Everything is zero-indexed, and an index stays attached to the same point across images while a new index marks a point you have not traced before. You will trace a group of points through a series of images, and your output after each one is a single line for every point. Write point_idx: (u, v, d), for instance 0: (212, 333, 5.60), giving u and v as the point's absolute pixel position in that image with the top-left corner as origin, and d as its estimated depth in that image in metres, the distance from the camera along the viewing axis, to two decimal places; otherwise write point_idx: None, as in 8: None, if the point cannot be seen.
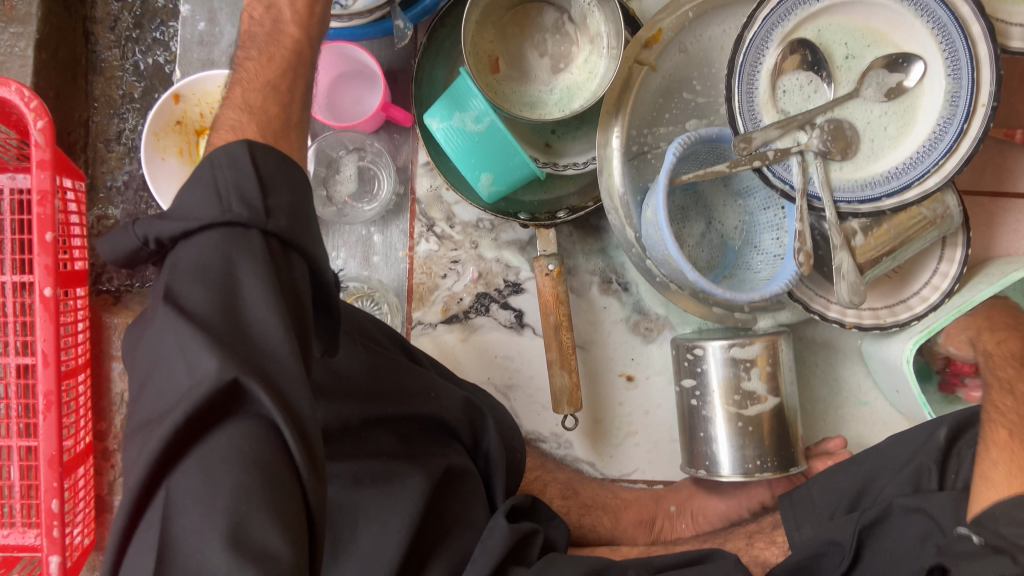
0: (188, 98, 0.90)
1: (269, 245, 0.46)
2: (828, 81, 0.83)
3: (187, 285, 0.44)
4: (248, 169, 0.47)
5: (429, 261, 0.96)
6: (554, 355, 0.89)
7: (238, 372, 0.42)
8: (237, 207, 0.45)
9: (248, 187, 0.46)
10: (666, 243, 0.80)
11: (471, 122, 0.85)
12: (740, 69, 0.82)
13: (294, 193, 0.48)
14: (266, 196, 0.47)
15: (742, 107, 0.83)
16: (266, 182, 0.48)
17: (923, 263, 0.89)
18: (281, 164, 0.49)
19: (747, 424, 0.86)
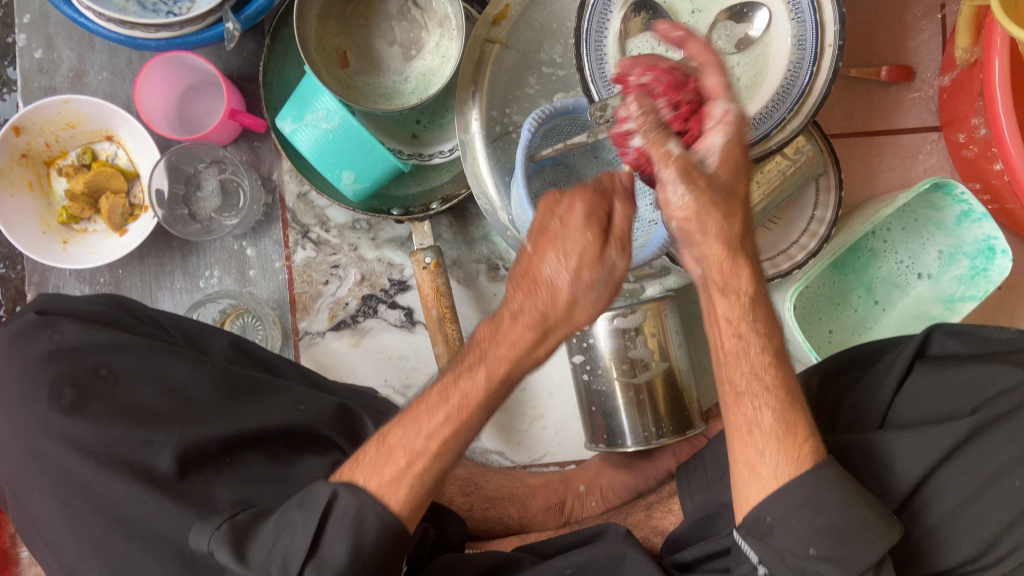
0: (29, 130, 0.86)
1: None
2: (676, 37, 0.81)
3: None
4: (315, 521, 0.54)
5: (309, 269, 0.94)
6: (442, 349, 0.87)
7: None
8: (275, 568, 0.54)
9: (297, 553, 0.54)
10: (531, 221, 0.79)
11: (323, 121, 0.82)
12: (586, 37, 0.81)
13: (352, 553, 0.54)
14: (315, 564, 0.54)
15: (594, 75, 0.81)
16: (327, 533, 0.54)
17: (799, 213, 0.90)
18: (357, 519, 0.54)
19: (640, 392, 0.85)
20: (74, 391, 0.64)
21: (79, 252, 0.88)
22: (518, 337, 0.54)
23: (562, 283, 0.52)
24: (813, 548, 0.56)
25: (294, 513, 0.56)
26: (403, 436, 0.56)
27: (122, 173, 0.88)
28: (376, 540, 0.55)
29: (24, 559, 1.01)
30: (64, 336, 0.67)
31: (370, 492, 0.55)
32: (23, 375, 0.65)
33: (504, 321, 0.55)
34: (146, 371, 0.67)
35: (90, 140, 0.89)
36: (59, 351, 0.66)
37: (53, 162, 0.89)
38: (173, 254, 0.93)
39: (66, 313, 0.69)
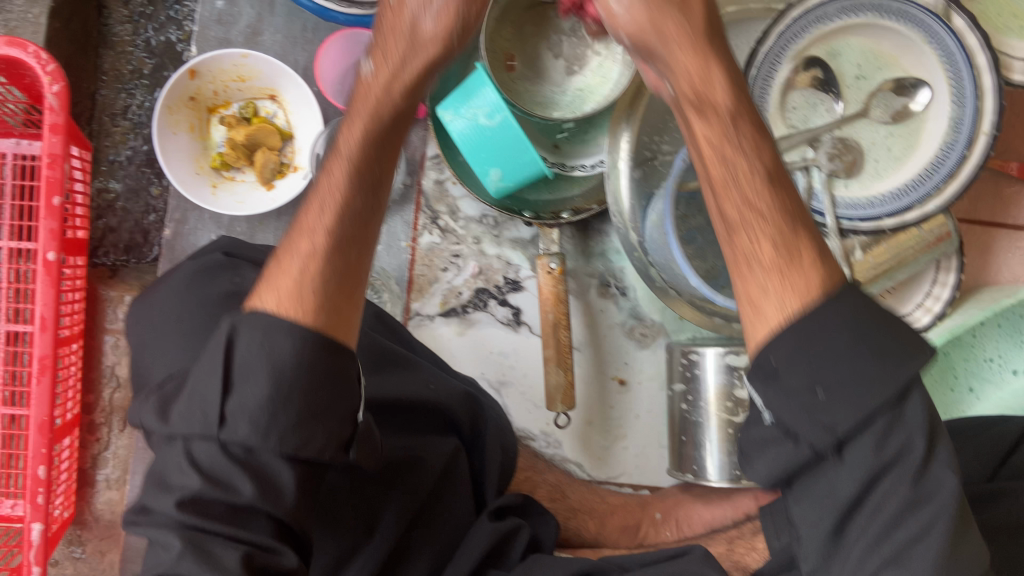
0: (203, 75, 0.89)
1: (218, 456, 0.51)
2: (837, 99, 0.84)
3: (196, 438, 0.52)
4: (219, 364, 0.53)
5: (431, 254, 0.97)
6: (551, 353, 0.90)
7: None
8: (197, 419, 0.52)
9: (212, 400, 0.52)
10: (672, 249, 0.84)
11: (484, 117, 0.86)
12: (753, 82, 0.83)
13: (271, 388, 0.52)
14: (232, 405, 0.52)
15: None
16: (237, 377, 0.52)
17: (914, 287, 0.91)
18: (268, 344, 0.53)
19: (738, 432, 0.87)
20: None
21: (226, 199, 0.91)
22: (371, 67, 0.65)
23: (426, 28, 0.65)
24: (821, 389, 0.50)
25: (202, 360, 0.54)
26: (310, 238, 0.58)
27: (279, 132, 0.92)
28: (296, 369, 0.52)
29: (101, 481, 1.04)
30: (243, 281, 0.71)
31: (258, 326, 0.53)
32: (198, 309, 0.68)
33: (323, 182, 0.61)
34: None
35: (255, 96, 0.93)
36: (237, 293, 0.69)
37: (216, 110, 0.92)
38: None
39: (245, 259, 0.75)
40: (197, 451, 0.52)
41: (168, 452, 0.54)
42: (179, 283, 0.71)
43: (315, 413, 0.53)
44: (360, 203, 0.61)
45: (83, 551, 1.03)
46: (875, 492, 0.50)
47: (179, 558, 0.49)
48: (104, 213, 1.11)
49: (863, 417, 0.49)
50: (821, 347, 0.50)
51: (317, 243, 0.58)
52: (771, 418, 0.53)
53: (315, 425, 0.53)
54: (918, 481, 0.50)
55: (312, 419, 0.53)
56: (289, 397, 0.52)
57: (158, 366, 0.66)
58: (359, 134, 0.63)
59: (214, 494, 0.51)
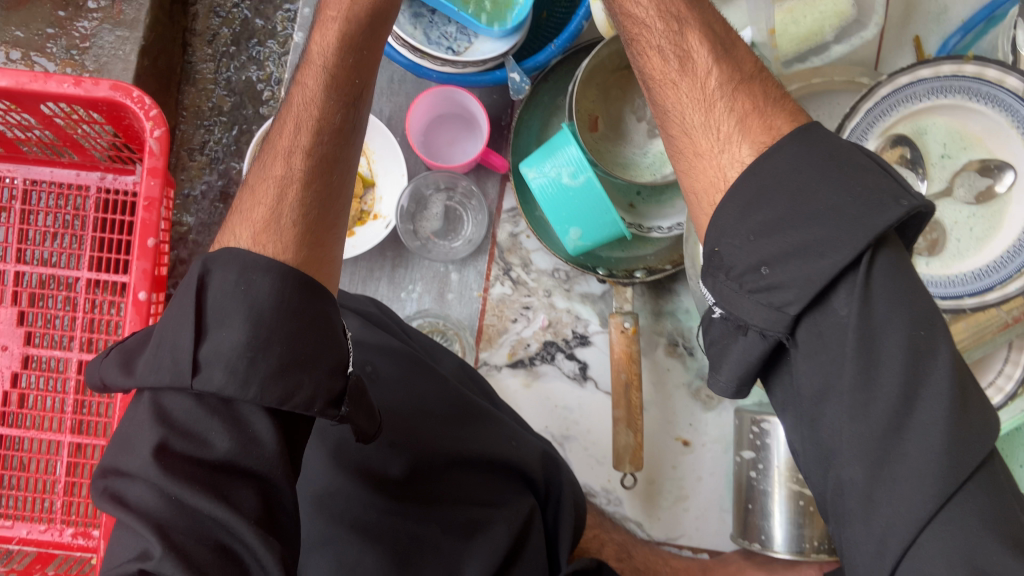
0: None
1: (195, 408, 0.51)
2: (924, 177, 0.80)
3: (178, 394, 0.52)
4: (193, 305, 0.53)
5: (502, 304, 0.98)
6: (621, 413, 0.90)
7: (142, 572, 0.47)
8: (169, 368, 0.51)
9: (184, 345, 0.51)
10: None
11: (567, 176, 0.87)
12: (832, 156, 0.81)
13: (249, 332, 0.51)
14: (208, 354, 0.51)
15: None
16: (212, 322, 0.52)
17: (989, 365, 0.90)
18: (244, 285, 0.53)
19: (809, 504, 0.86)
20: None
21: None
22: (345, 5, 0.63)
23: None
24: (765, 268, 0.51)
25: (175, 304, 0.54)
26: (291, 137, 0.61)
27: (362, 180, 0.93)
28: (275, 310, 0.53)
29: None
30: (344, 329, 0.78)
31: (231, 267, 0.53)
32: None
33: (299, 100, 0.63)
34: (403, 381, 0.76)
35: None
36: None
37: None
38: (384, 263, 0.97)
39: (347, 308, 0.81)
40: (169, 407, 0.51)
41: (135, 411, 0.53)
42: None
43: (300, 361, 0.52)
44: (334, 121, 0.62)
45: None
46: (831, 398, 0.49)
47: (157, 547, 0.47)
48: (177, 245, 1.13)
49: (824, 285, 0.48)
50: (771, 218, 0.51)
51: (292, 168, 0.60)
52: (720, 311, 0.54)
53: (288, 366, 0.52)
54: (868, 338, 0.47)
55: (281, 369, 0.51)
56: (265, 346, 0.51)
57: None
58: (331, 39, 0.63)
59: (186, 449, 0.50)
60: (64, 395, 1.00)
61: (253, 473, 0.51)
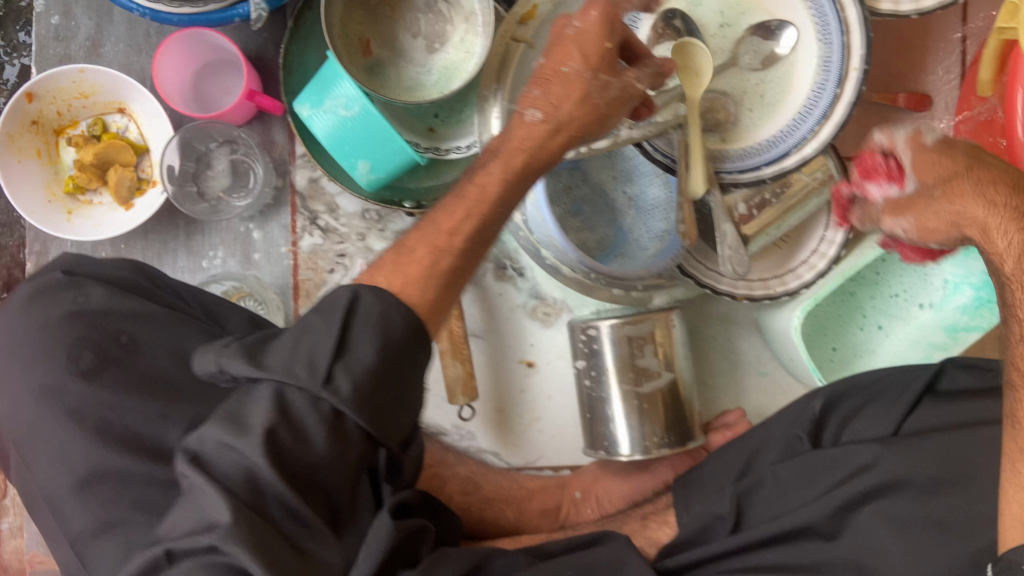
0: (42, 96, 0.84)
1: (314, 417, 0.50)
2: None
3: (296, 391, 0.50)
4: (335, 330, 0.52)
5: (314, 256, 0.93)
6: (445, 346, 0.86)
7: (231, 539, 0.45)
8: (299, 371, 0.50)
9: (321, 355, 0.51)
10: (549, 225, 0.82)
11: (342, 108, 0.82)
12: None
13: (378, 356, 0.52)
14: (343, 365, 0.51)
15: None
16: (346, 340, 0.51)
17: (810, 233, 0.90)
18: (380, 326, 0.53)
19: (644, 402, 0.85)
20: (93, 356, 0.64)
21: (84, 225, 0.86)
22: (534, 123, 0.64)
23: (576, 75, 0.63)
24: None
25: (313, 319, 0.53)
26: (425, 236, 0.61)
27: (132, 147, 0.87)
28: (376, 373, 0.52)
29: (4, 531, 0.99)
30: (87, 298, 0.67)
31: (379, 302, 0.54)
32: (44, 334, 0.65)
33: (427, 231, 0.62)
34: (164, 340, 0.67)
35: (101, 112, 0.88)
36: (80, 315, 0.66)
37: (63, 131, 0.87)
38: (178, 232, 0.91)
39: (91, 275, 0.69)
40: (292, 398, 0.50)
41: (252, 398, 0.50)
42: (14, 308, 0.68)
43: (386, 403, 0.52)
44: (483, 230, 0.64)
45: None
46: None
47: (231, 525, 0.46)
48: None
49: None
50: None
51: (439, 249, 0.60)
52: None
53: (389, 404, 0.52)
54: None
55: (377, 410, 0.51)
56: (379, 374, 0.52)
57: (6, 400, 0.65)
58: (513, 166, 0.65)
59: (290, 448, 0.48)
60: None
61: (322, 487, 0.50)
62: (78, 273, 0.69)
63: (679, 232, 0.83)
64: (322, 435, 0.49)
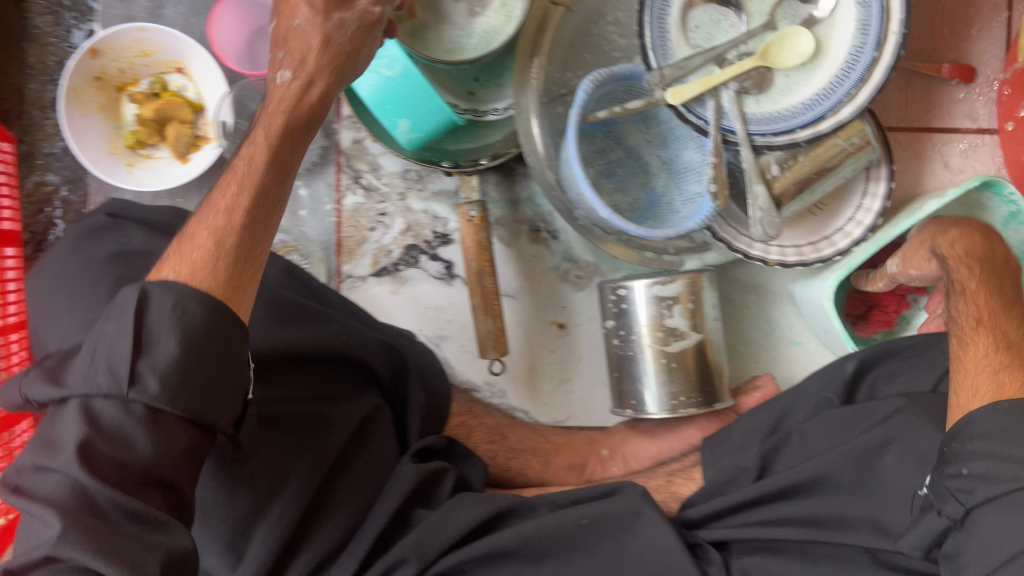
0: (105, 53, 0.89)
1: (123, 415, 0.51)
2: (739, 14, 0.84)
3: (103, 399, 0.51)
4: (131, 324, 0.52)
5: (357, 213, 0.97)
6: (478, 302, 0.89)
7: (66, 543, 0.47)
8: (101, 379, 0.52)
9: (121, 358, 0.52)
10: (580, 182, 0.81)
11: (385, 68, 0.86)
12: (650, 5, 0.83)
13: (182, 348, 0.52)
14: (146, 362, 0.52)
15: (653, 43, 0.83)
16: (144, 340, 0.52)
17: (843, 204, 0.90)
18: (178, 313, 0.53)
19: (672, 361, 0.86)
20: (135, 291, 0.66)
21: (142, 175, 0.92)
22: (286, 84, 0.62)
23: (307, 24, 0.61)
24: (966, 469, 0.60)
25: (107, 325, 0.53)
26: (214, 218, 0.57)
27: (189, 105, 0.92)
28: (199, 344, 0.53)
29: None
30: (129, 241, 0.71)
31: (171, 292, 0.53)
32: (88, 271, 0.68)
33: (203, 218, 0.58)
34: None
35: (161, 70, 0.93)
36: (124, 254, 0.69)
37: (124, 89, 0.92)
38: None
39: (134, 220, 0.74)
40: (103, 409, 0.51)
41: (63, 416, 0.53)
42: (66, 247, 0.72)
43: (215, 381, 0.54)
44: (252, 219, 0.58)
45: None
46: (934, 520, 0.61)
47: (64, 533, 0.47)
48: (45, 206, 1.11)
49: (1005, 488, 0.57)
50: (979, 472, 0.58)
51: (219, 231, 0.57)
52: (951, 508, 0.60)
53: (209, 383, 0.53)
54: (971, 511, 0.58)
55: (195, 392, 0.53)
56: (194, 362, 0.53)
57: (55, 332, 0.67)
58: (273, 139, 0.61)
59: (109, 452, 0.50)
60: None
61: (161, 481, 0.52)
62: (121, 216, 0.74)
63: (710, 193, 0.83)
64: (144, 436, 0.51)
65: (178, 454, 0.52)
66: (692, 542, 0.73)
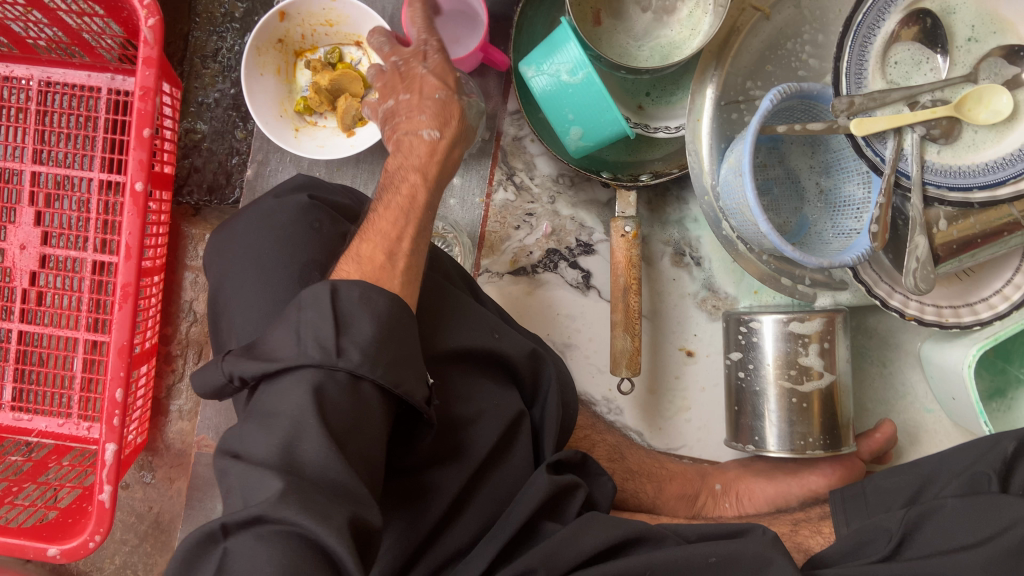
0: (292, 18, 0.90)
1: (334, 385, 0.51)
2: (944, 56, 0.81)
3: (310, 370, 0.52)
4: (330, 308, 0.53)
5: (505, 211, 0.97)
6: (620, 317, 0.88)
7: (285, 503, 0.45)
8: (313, 350, 0.52)
9: (328, 334, 0.52)
10: (746, 191, 0.78)
11: (566, 74, 0.84)
12: (857, 29, 0.80)
13: (376, 327, 0.54)
14: (347, 337, 0.53)
15: (850, 68, 0.81)
16: (345, 318, 0.54)
17: (996, 272, 0.87)
18: (367, 299, 0.55)
19: (802, 401, 0.84)
20: (321, 279, 0.66)
21: (308, 142, 0.93)
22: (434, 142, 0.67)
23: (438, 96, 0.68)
24: None
25: (305, 310, 0.54)
26: (376, 244, 0.61)
27: (363, 80, 0.92)
28: (389, 324, 0.56)
29: (173, 412, 1.07)
30: (325, 225, 0.70)
31: (357, 284, 0.56)
32: (286, 248, 0.67)
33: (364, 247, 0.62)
34: None
35: (340, 42, 0.94)
36: (318, 238, 0.68)
37: (302, 54, 0.94)
38: (387, 165, 0.96)
39: (325, 202, 0.73)
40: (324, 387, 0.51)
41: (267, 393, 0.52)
42: (258, 214, 0.71)
43: (402, 359, 0.55)
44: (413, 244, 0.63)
45: (153, 476, 1.07)
46: None
47: (287, 491, 0.45)
48: (191, 153, 1.13)
49: None
50: None
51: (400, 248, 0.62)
52: None
53: (400, 358, 0.55)
54: None
55: (390, 365, 0.54)
56: (387, 339, 0.55)
57: (234, 298, 0.67)
58: None
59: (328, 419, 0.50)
60: (81, 293, 1.02)
61: (359, 450, 0.51)
62: (319, 199, 0.73)
63: (869, 233, 0.81)
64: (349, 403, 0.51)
65: (371, 431, 0.52)
66: None
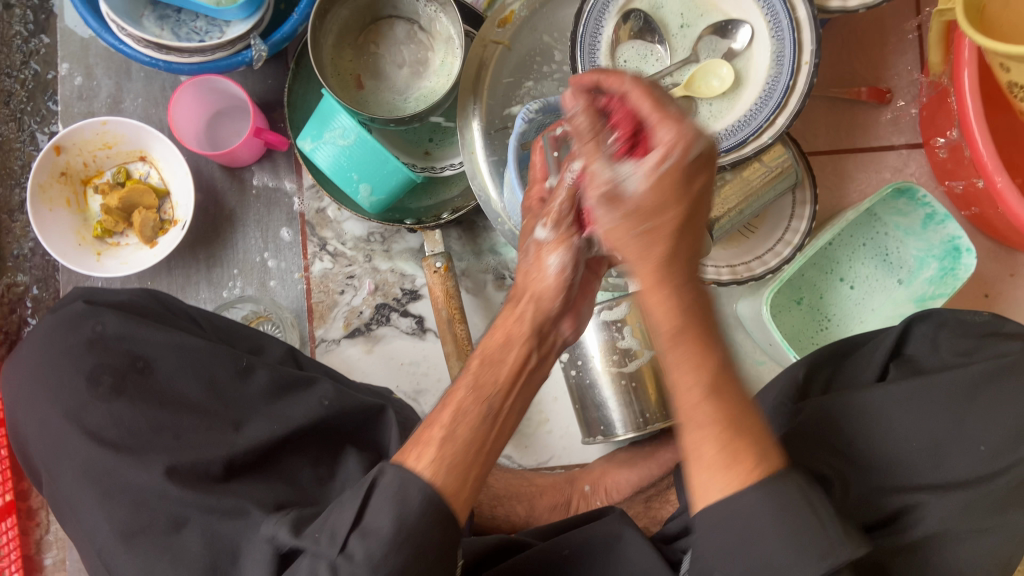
0: (69, 149, 0.93)
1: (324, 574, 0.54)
2: (663, 44, 0.89)
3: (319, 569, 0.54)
4: (357, 501, 0.55)
5: (326, 279, 1.00)
6: (451, 349, 0.91)
7: None
8: (323, 539, 0.55)
9: (342, 525, 0.55)
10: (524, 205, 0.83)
11: (340, 138, 0.88)
12: (581, 41, 0.87)
13: (393, 526, 0.53)
14: (359, 534, 0.54)
15: (585, 75, 0.88)
16: (363, 515, 0.54)
17: (776, 222, 0.96)
18: (400, 495, 0.54)
19: (631, 381, 0.88)
20: (111, 378, 0.70)
21: (112, 263, 0.94)
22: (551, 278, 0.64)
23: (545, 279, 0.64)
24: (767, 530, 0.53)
25: (348, 494, 0.57)
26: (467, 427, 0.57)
27: (154, 190, 0.95)
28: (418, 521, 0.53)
29: (48, 565, 1.03)
30: (106, 327, 0.72)
31: (399, 473, 0.54)
32: (67, 360, 0.71)
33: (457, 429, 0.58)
34: (189, 374, 0.72)
35: (124, 160, 0.96)
36: (99, 341, 0.71)
37: (89, 181, 0.96)
38: (199, 266, 1.00)
39: (108, 305, 0.75)
40: None
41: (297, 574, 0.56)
42: (44, 335, 0.74)
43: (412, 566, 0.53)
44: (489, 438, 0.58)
45: None
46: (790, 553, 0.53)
47: None
48: (18, 307, 1.10)
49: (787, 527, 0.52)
50: None
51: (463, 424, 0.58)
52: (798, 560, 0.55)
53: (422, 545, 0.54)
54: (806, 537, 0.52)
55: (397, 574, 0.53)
56: (399, 543, 0.53)
57: (34, 422, 0.71)
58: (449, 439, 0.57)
59: None
60: None
61: None
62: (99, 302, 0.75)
63: None
64: None
65: None
66: (675, 557, 0.72)
